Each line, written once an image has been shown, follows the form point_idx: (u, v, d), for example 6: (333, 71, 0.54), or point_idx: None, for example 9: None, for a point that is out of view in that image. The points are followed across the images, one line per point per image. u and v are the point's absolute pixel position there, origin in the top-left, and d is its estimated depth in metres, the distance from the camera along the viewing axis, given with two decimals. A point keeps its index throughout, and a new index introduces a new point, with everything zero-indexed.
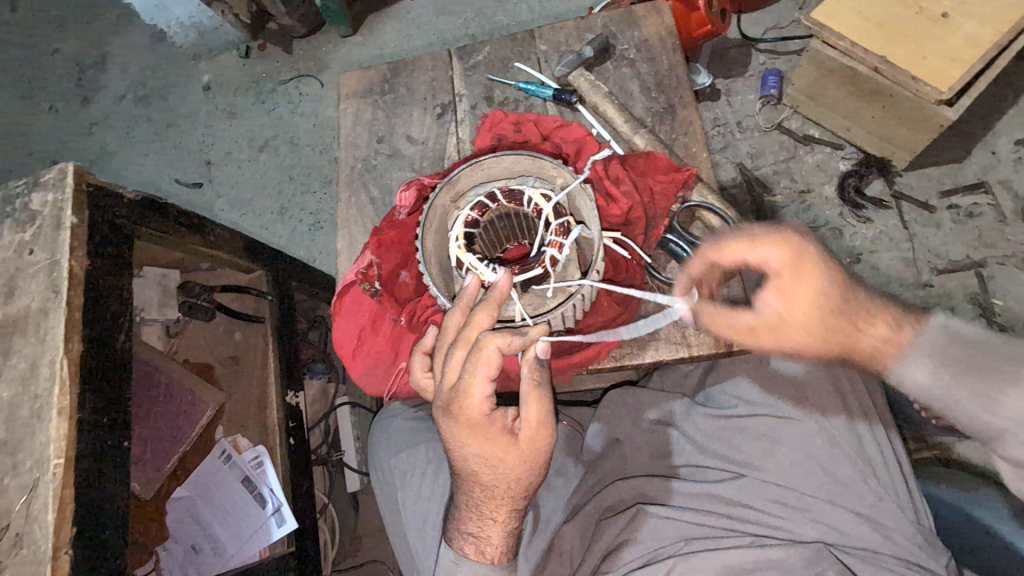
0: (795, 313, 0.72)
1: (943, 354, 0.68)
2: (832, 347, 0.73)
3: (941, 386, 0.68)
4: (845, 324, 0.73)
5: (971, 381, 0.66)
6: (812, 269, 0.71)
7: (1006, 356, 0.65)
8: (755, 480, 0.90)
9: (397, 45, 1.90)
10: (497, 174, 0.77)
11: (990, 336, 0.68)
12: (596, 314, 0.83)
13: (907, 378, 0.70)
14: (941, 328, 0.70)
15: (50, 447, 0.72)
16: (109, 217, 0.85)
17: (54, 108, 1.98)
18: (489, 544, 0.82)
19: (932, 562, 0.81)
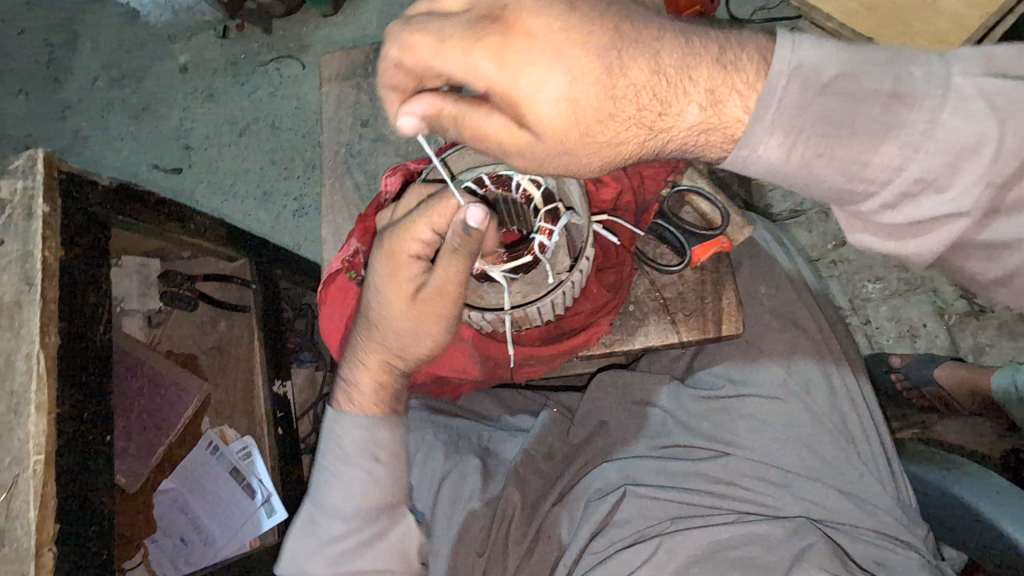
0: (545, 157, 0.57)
1: (793, 111, 0.49)
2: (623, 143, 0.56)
3: (798, 160, 0.51)
4: (637, 107, 0.53)
5: (824, 139, 0.50)
6: (533, 91, 0.52)
7: (871, 99, 0.48)
8: (739, 458, 0.90)
9: (380, 26, 1.85)
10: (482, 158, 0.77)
11: (852, 66, 0.49)
12: (586, 304, 0.81)
13: (751, 158, 0.52)
14: (789, 61, 0.49)
15: (31, 444, 0.71)
16: (83, 206, 0.82)
17: (23, 90, 1.90)
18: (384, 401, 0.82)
19: (914, 538, 0.84)
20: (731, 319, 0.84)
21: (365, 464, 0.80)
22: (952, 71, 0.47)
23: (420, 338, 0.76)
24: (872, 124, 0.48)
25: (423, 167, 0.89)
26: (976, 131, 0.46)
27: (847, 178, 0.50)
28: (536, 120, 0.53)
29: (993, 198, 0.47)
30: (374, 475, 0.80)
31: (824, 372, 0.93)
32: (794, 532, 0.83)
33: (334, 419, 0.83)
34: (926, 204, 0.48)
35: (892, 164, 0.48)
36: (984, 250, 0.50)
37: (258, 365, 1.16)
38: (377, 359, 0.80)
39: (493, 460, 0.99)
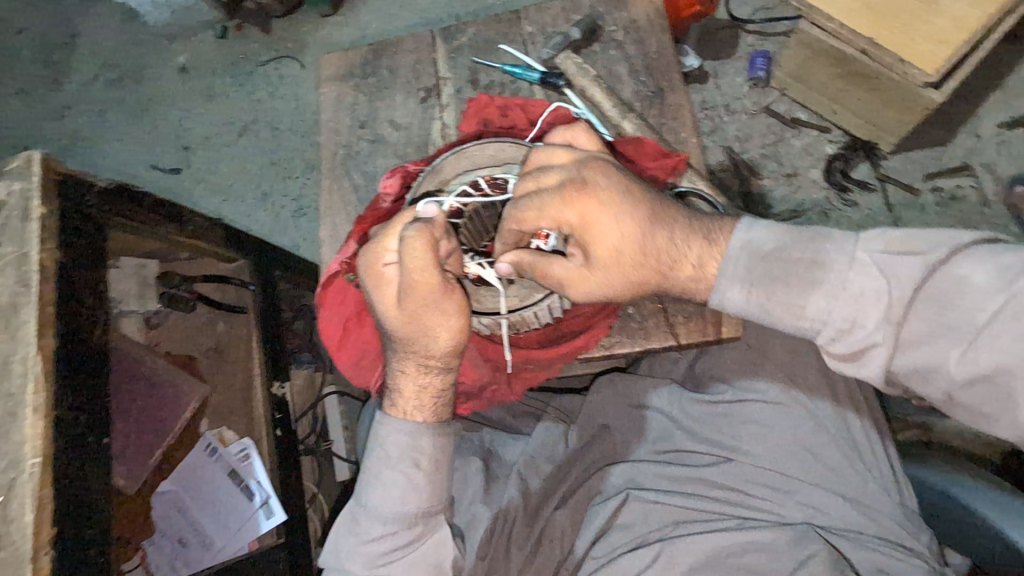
0: (599, 277, 0.74)
1: (746, 273, 0.68)
2: (643, 283, 0.74)
3: (752, 301, 0.68)
4: (656, 258, 0.72)
5: (770, 288, 0.67)
6: (596, 213, 0.72)
7: (797, 262, 0.66)
8: (740, 462, 0.90)
9: (379, 26, 1.85)
10: (480, 163, 0.81)
11: (782, 244, 0.68)
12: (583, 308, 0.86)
13: (723, 301, 0.69)
14: (741, 240, 0.69)
15: (26, 447, 0.71)
16: (81, 208, 0.82)
17: (22, 91, 1.90)
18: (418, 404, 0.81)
19: (918, 543, 0.82)
20: (731, 321, 0.85)
21: (405, 468, 0.78)
22: (859, 246, 0.64)
23: (428, 328, 0.75)
24: (804, 277, 0.65)
25: (422, 168, 0.88)
26: (876, 287, 0.62)
27: (791, 314, 0.66)
28: (595, 242, 0.72)
29: (901, 335, 0.61)
30: (415, 480, 0.78)
31: (825, 375, 0.93)
32: (796, 538, 0.83)
33: (379, 423, 0.81)
34: (860, 335, 0.63)
35: (852, 317, 0.63)
36: (929, 376, 0.59)
37: (258, 368, 1.19)
38: (405, 360, 0.80)
39: (493, 461, 0.99)
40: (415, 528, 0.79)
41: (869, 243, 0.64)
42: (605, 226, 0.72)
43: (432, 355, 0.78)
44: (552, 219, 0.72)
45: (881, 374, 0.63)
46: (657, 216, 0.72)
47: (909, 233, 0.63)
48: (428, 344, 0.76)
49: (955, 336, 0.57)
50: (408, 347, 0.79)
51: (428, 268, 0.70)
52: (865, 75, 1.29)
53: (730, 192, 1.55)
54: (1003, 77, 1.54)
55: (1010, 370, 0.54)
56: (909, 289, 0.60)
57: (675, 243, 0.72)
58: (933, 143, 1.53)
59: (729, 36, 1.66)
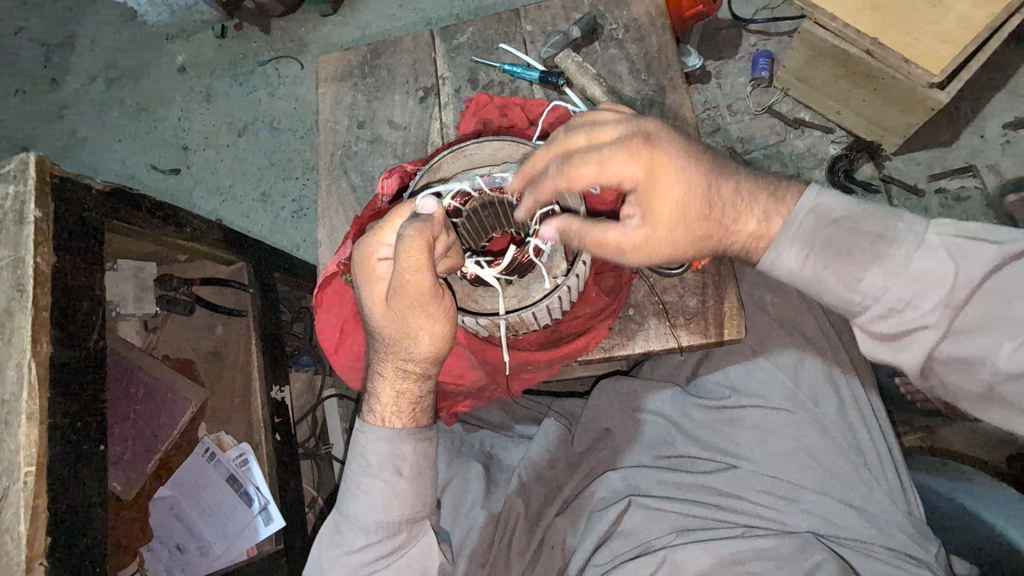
0: (660, 233, 0.67)
1: (808, 237, 0.63)
2: (701, 245, 0.68)
3: (810, 267, 0.64)
4: (723, 215, 0.66)
5: (831, 256, 0.62)
6: (662, 168, 0.65)
7: (866, 231, 0.62)
8: (745, 470, 0.89)
9: (379, 25, 1.83)
10: (476, 162, 0.80)
11: (852, 211, 0.63)
12: (584, 310, 0.84)
13: (777, 263, 0.65)
14: (812, 205, 0.64)
15: (21, 455, 0.70)
16: (76, 211, 0.81)
17: (20, 91, 1.88)
18: (397, 410, 0.80)
19: (924, 552, 0.80)
20: (734, 324, 0.84)
21: (388, 477, 0.79)
22: (930, 226, 0.60)
23: (414, 335, 0.73)
24: (870, 247, 0.61)
25: (420, 169, 0.87)
26: (940, 268, 0.58)
27: (844, 282, 0.62)
28: (657, 202, 0.66)
29: (954, 321, 0.58)
30: (397, 489, 0.79)
31: (830, 379, 0.91)
32: (801, 546, 0.81)
33: (359, 429, 0.81)
34: (912, 317, 0.60)
35: (906, 296, 0.60)
36: (967, 370, 0.58)
37: (255, 370, 1.16)
38: (389, 365, 0.78)
39: (494, 466, 0.98)
40: (397, 537, 0.80)
41: (942, 223, 0.60)
42: (673, 182, 0.65)
43: (415, 361, 0.77)
44: (610, 177, 0.66)
45: (919, 362, 0.61)
46: (722, 177, 0.67)
47: (985, 225, 0.58)
48: (413, 351, 0.75)
49: (1010, 331, 0.55)
50: (392, 352, 0.77)
51: (421, 272, 0.67)
52: (870, 76, 1.28)
53: None
54: (1009, 77, 1.52)
55: None
56: (974, 279, 0.57)
57: (738, 204, 0.66)
58: (937, 143, 1.52)
59: (731, 35, 1.64)
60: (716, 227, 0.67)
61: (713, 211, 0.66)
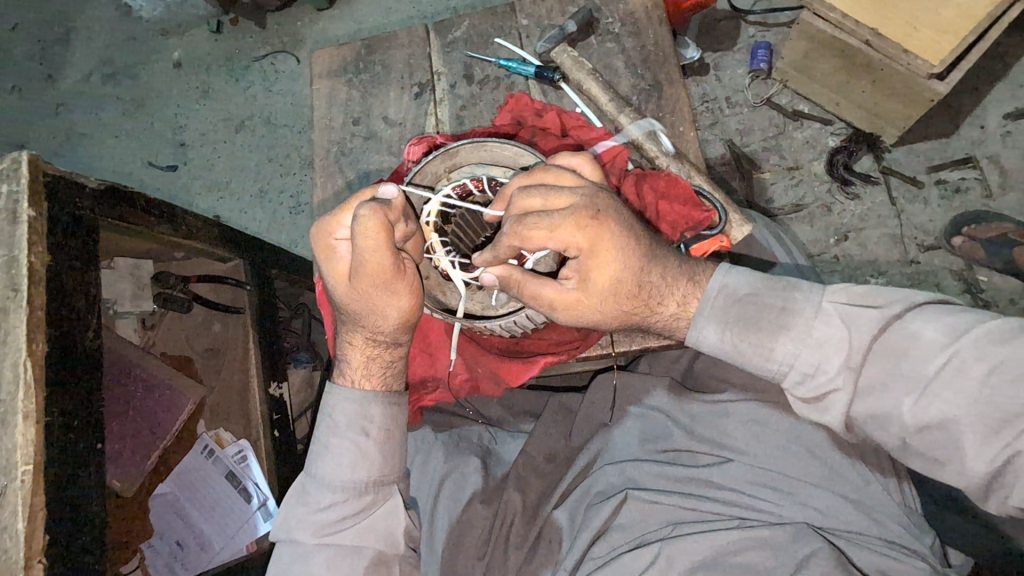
0: (590, 302, 0.74)
1: (724, 313, 0.75)
2: (626, 313, 0.76)
3: (729, 342, 0.75)
4: (646, 291, 0.75)
5: (743, 329, 0.74)
6: (608, 242, 0.71)
7: (772, 306, 0.73)
8: (742, 463, 0.88)
9: (375, 19, 1.82)
10: (495, 159, 0.80)
11: (759, 289, 0.75)
12: (556, 334, 0.95)
13: (699, 339, 0.76)
14: (723, 281, 0.76)
15: (17, 454, 0.70)
16: (70, 209, 0.80)
17: (15, 88, 1.87)
18: (364, 376, 0.85)
19: (921, 545, 0.82)
20: None
21: (354, 436, 0.83)
22: (827, 295, 0.72)
23: (374, 307, 0.78)
24: (775, 321, 0.73)
25: (447, 142, 0.89)
26: (838, 334, 0.70)
27: (756, 352, 0.74)
28: (597, 276, 0.73)
29: (859, 382, 0.68)
30: (364, 448, 0.83)
31: None
32: (795, 535, 0.81)
33: (327, 394, 0.86)
34: (822, 380, 0.70)
35: (814, 362, 0.71)
36: (881, 425, 0.67)
37: (255, 368, 1.16)
38: (357, 335, 0.84)
39: (493, 460, 0.99)
40: (364, 497, 0.83)
41: (835, 292, 0.72)
42: (611, 257, 0.72)
43: (381, 332, 0.82)
44: (560, 240, 0.70)
45: (841, 420, 0.71)
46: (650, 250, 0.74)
47: (870, 291, 0.70)
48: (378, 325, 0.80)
49: (908, 387, 0.64)
50: (359, 324, 0.83)
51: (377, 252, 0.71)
52: (869, 67, 1.27)
53: (731, 187, 1.54)
54: (1009, 67, 1.51)
55: (955, 419, 0.60)
56: (867, 339, 0.68)
57: (660, 276, 0.75)
58: (937, 134, 1.51)
59: (730, 27, 1.63)
60: (643, 301, 0.76)
61: (641, 285, 0.75)
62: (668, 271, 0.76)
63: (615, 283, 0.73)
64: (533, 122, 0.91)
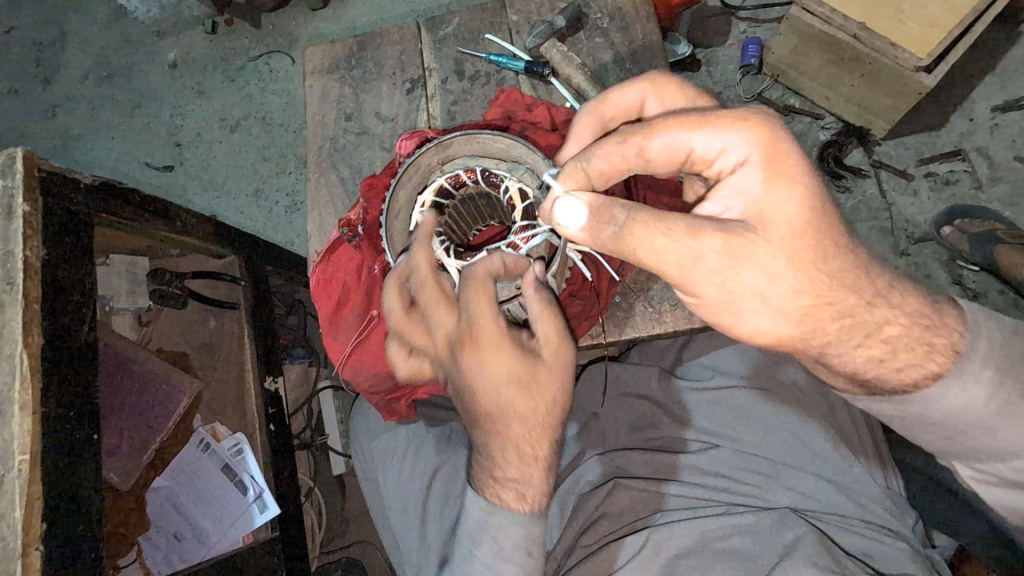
0: (779, 267, 0.63)
1: (994, 356, 0.70)
2: (824, 298, 0.65)
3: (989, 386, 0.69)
4: (843, 280, 0.66)
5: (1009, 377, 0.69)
6: (795, 185, 0.63)
7: None
8: (728, 449, 0.90)
9: (370, 18, 1.83)
10: (489, 149, 0.77)
11: None
12: None
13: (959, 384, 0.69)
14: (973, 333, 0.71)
15: (14, 444, 0.71)
16: (64, 204, 0.81)
17: (12, 90, 1.88)
18: (527, 488, 0.79)
19: (905, 527, 0.84)
20: None
21: (517, 560, 0.78)
22: None
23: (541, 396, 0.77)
24: None
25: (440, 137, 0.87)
26: None
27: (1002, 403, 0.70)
28: (768, 227, 0.63)
29: None
30: (528, 567, 0.79)
31: None
32: (780, 523, 0.84)
33: (489, 514, 0.79)
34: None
35: None
36: (985, 462, 0.75)
37: (249, 362, 1.17)
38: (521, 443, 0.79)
39: None
40: None
41: None
42: (783, 206, 0.63)
43: (554, 425, 0.79)
44: (702, 146, 0.66)
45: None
46: (844, 238, 0.66)
47: None
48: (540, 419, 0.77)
49: None
50: (519, 433, 0.77)
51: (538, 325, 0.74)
52: (857, 60, 1.28)
53: None
54: (997, 60, 1.52)
55: None
56: None
57: (860, 273, 0.67)
58: (927, 127, 1.52)
59: (722, 23, 1.64)
60: (843, 296, 0.66)
61: (850, 282, 0.66)
62: (879, 280, 0.68)
63: (810, 255, 0.64)
64: (523, 117, 0.90)
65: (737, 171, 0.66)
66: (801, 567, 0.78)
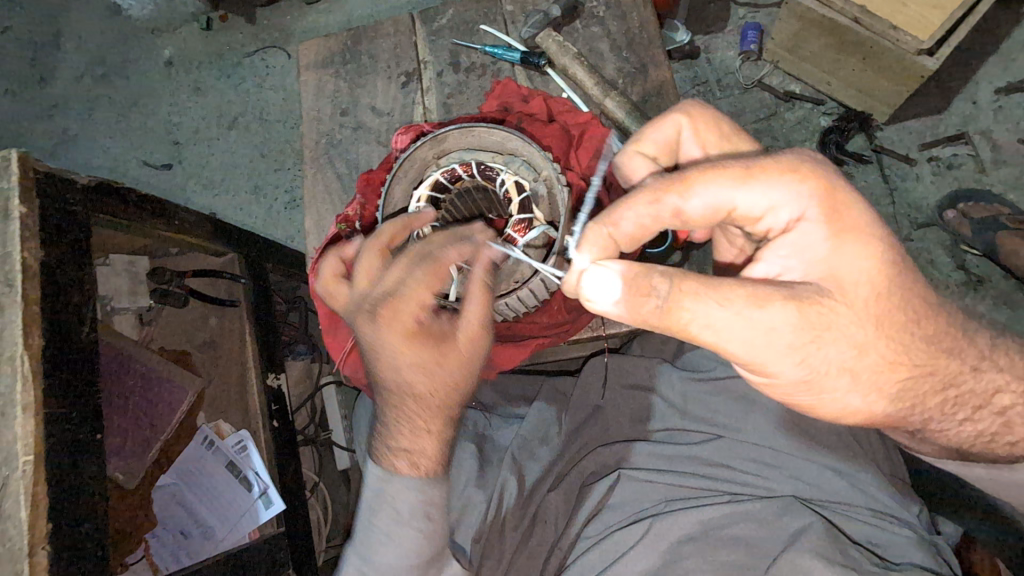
0: (862, 339, 0.64)
1: None
2: (902, 359, 0.66)
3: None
4: (917, 337, 0.67)
5: None
6: (864, 243, 0.64)
7: None
8: (730, 438, 0.91)
9: (366, 11, 1.82)
10: (484, 143, 0.76)
11: None
12: (547, 315, 0.86)
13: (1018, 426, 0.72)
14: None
15: (18, 445, 0.71)
16: (62, 205, 0.81)
17: (10, 90, 1.88)
18: (420, 456, 0.77)
19: (909, 515, 0.84)
20: None
21: (417, 531, 0.76)
22: None
23: (448, 376, 0.76)
24: None
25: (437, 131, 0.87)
26: None
27: None
28: (846, 291, 0.64)
29: None
30: (427, 538, 0.76)
31: None
32: (783, 509, 0.83)
33: (382, 482, 0.77)
34: None
35: None
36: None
37: (253, 360, 1.18)
38: (417, 417, 0.77)
39: (489, 445, 1.00)
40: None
41: None
42: (856, 271, 0.64)
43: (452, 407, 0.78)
44: (746, 206, 0.65)
45: None
46: (916, 292, 0.67)
47: None
48: (450, 387, 0.77)
49: None
50: (412, 406, 0.77)
51: (411, 269, 0.72)
52: (858, 44, 1.26)
53: None
54: (1002, 40, 1.50)
55: None
56: None
57: (932, 325, 0.68)
58: (930, 111, 1.50)
59: (721, 8, 1.62)
60: (920, 355, 0.67)
61: (923, 339, 0.67)
62: (946, 324, 0.69)
63: (891, 318, 0.65)
64: (520, 109, 0.89)
65: (792, 228, 0.65)
66: (803, 555, 0.76)
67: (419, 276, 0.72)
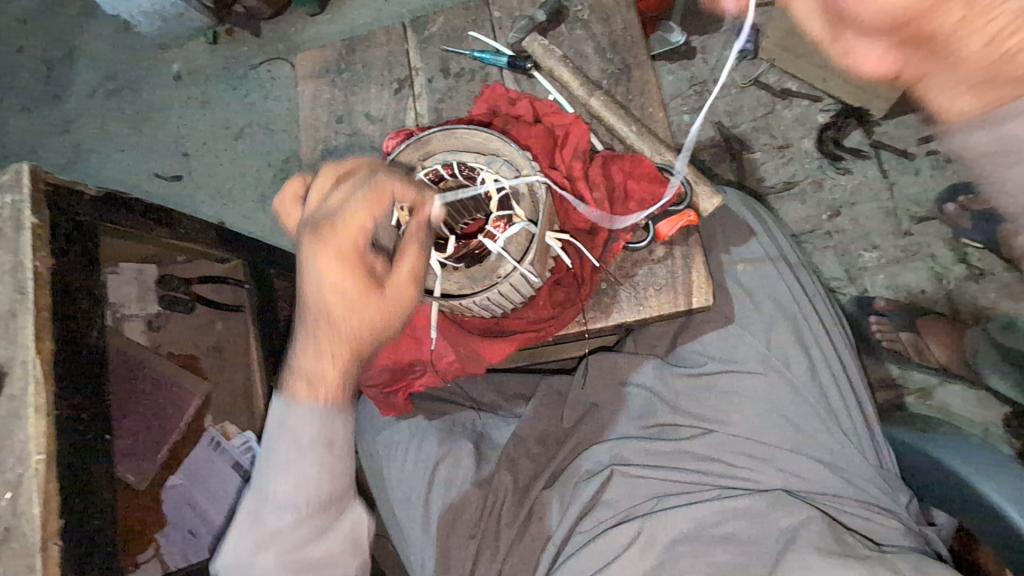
0: None
1: None
2: None
3: None
4: None
5: None
6: None
7: None
8: (722, 432, 0.92)
9: (367, 21, 1.86)
10: (467, 144, 0.78)
11: None
12: (533, 312, 0.85)
13: None
14: None
15: (31, 443, 0.74)
16: (70, 215, 0.85)
17: (26, 108, 1.94)
18: (322, 384, 0.68)
19: (892, 503, 0.89)
20: (701, 290, 0.89)
21: (316, 453, 0.70)
22: None
23: (367, 314, 0.67)
24: None
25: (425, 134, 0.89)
26: None
27: None
28: None
29: None
30: (328, 465, 0.70)
31: (799, 339, 0.95)
32: (773, 502, 0.86)
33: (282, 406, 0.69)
34: None
35: None
36: None
37: (257, 363, 1.21)
38: (326, 346, 0.67)
39: (487, 443, 1.01)
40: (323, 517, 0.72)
41: None
42: None
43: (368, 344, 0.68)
44: None
45: None
46: None
47: None
48: (367, 331, 0.67)
49: None
50: (324, 335, 0.67)
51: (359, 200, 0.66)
52: None
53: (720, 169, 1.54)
54: None
55: None
56: None
57: None
58: None
59: None
60: None
61: None
62: None
63: None
64: (507, 112, 0.91)
65: None
66: (804, 551, 0.81)
67: (359, 199, 0.66)
